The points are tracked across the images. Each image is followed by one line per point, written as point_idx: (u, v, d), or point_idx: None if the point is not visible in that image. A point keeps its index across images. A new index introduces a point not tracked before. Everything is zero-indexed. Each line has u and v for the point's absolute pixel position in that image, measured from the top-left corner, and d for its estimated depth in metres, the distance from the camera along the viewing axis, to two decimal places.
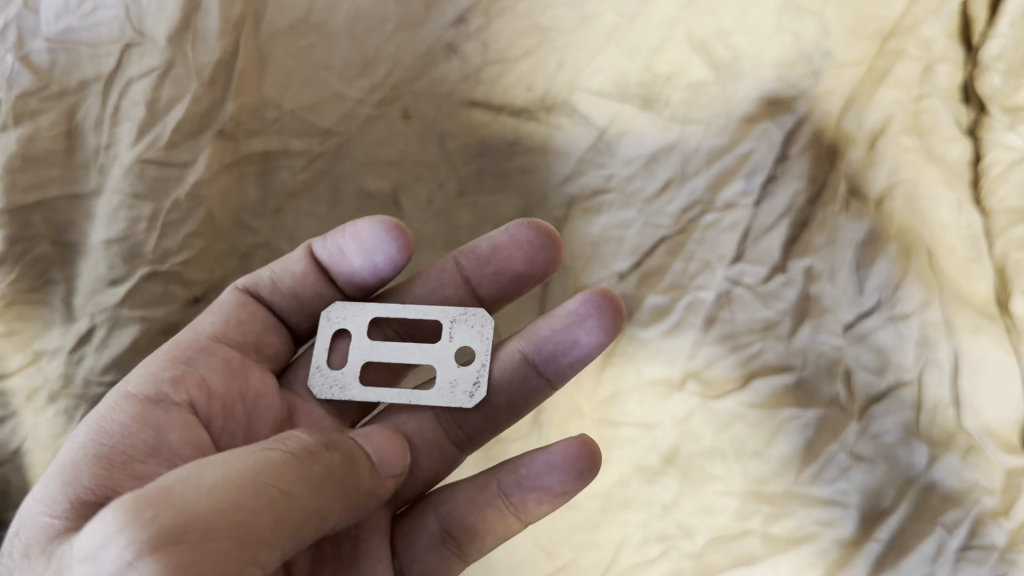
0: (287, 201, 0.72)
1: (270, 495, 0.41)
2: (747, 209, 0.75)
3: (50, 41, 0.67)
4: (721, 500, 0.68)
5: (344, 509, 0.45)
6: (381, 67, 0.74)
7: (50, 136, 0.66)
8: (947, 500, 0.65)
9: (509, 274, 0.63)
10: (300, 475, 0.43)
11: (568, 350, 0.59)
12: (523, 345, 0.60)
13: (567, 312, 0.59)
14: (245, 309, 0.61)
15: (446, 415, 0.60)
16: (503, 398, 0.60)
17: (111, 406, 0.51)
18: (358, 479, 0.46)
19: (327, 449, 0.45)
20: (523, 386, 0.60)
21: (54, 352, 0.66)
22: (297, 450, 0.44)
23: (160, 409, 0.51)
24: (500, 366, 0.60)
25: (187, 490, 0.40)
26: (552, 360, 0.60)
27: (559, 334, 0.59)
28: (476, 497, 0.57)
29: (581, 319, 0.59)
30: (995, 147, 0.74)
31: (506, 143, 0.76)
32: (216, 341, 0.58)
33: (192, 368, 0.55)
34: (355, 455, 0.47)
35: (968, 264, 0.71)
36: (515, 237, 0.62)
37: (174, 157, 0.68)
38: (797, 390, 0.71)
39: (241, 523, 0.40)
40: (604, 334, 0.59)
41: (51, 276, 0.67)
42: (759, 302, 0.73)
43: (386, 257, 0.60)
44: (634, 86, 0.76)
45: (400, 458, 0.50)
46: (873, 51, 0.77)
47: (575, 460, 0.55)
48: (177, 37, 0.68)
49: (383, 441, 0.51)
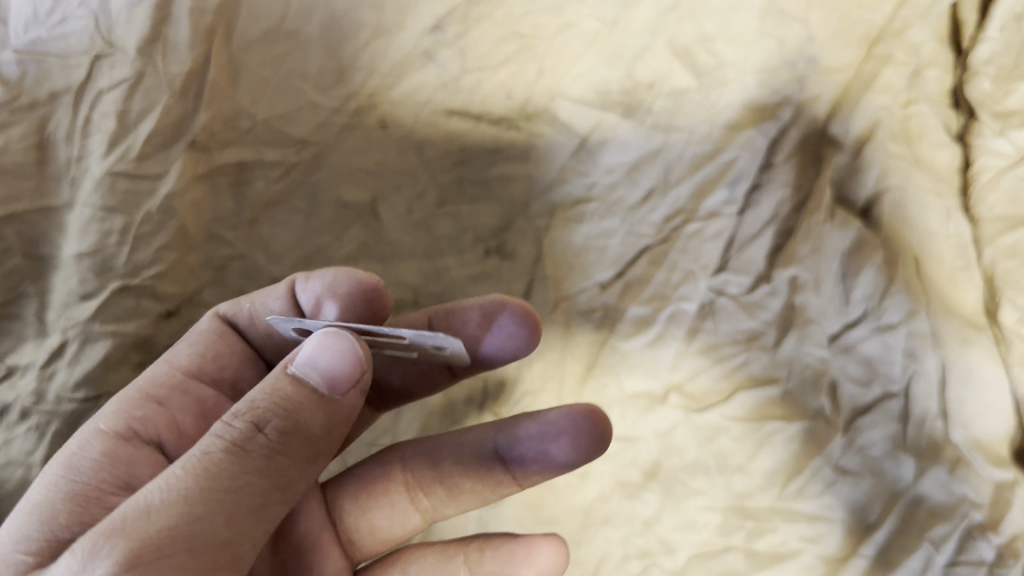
0: (262, 211, 0.71)
1: (216, 496, 0.40)
2: (730, 218, 0.74)
3: (19, 52, 0.66)
4: (704, 515, 0.67)
5: (304, 469, 0.44)
6: (356, 76, 0.72)
7: (20, 149, 0.65)
8: (935, 514, 0.64)
9: (477, 351, 0.62)
10: (242, 465, 0.41)
11: (538, 459, 0.57)
12: (497, 438, 0.59)
13: (547, 422, 0.57)
14: (223, 342, 0.61)
15: (413, 482, 0.61)
16: (467, 481, 0.60)
17: (80, 443, 0.52)
18: (309, 432, 0.43)
19: (263, 425, 0.42)
20: (489, 483, 0.59)
21: (25, 367, 0.66)
22: (233, 439, 0.42)
23: (130, 446, 0.52)
24: (471, 450, 0.60)
25: (137, 517, 0.40)
26: (522, 462, 0.58)
27: (532, 440, 0.57)
28: (440, 566, 0.58)
29: (558, 434, 0.57)
30: (984, 153, 0.72)
31: (486, 151, 0.75)
32: (190, 378, 0.58)
33: (164, 408, 0.56)
34: (299, 407, 0.43)
35: (956, 273, 0.70)
36: (485, 311, 0.61)
37: (146, 169, 0.67)
38: (783, 402, 0.69)
39: (192, 535, 0.40)
40: (576, 456, 0.56)
41: (23, 289, 0.66)
42: (743, 313, 0.71)
43: (363, 314, 0.58)
44: (616, 93, 0.75)
45: (360, 372, 0.44)
46: (860, 56, 0.75)
47: (536, 558, 0.55)
48: (148, 47, 0.67)
49: (329, 359, 0.44)
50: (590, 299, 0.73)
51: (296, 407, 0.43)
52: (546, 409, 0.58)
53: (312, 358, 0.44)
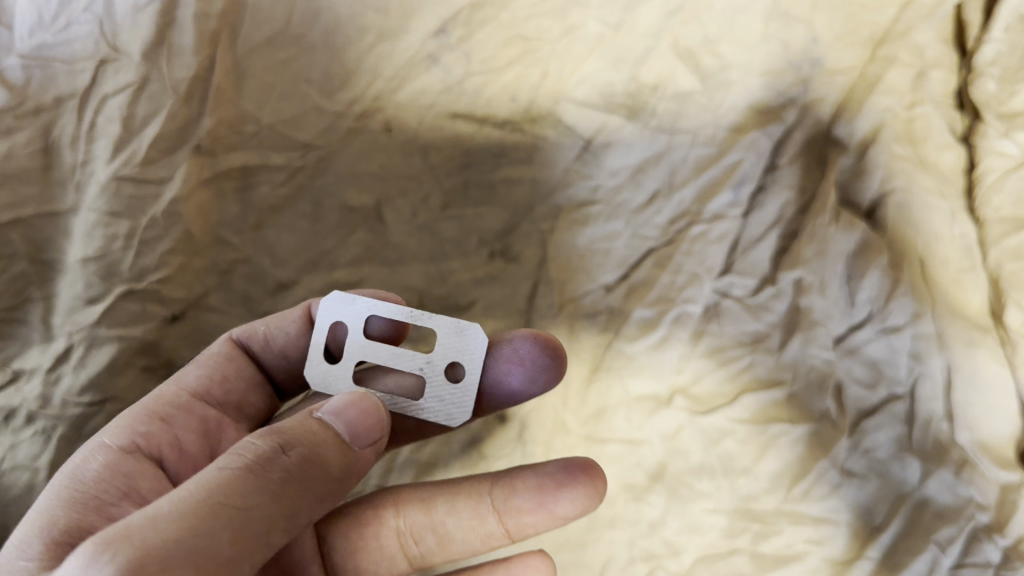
0: (267, 215, 0.72)
1: (226, 513, 0.39)
2: (735, 220, 0.74)
3: (24, 57, 0.65)
4: (710, 518, 0.67)
5: (312, 504, 0.43)
6: (361, 80, 0.72)
7: (25, 154, 0.65)
8: (941, 517, 0.64)
9: (503, 390, 0.57)
10: (256, 487, 0.40)
11: (532, 511, 0.55)
12: (494, 491, 0.56)
13: (547, 473, 0.55)
14: (231, 365, 0.61)
15: (405, 528, 0.58)
16: (459, 533, 0.57)
17: (84, 456, 0.51)
18: (326, 470, 0.43)
19: (287, 449, 0.42)
20: (481, 532, 0.57)
21: (31, 371, 0.66)
22: (253, 460, 0.41)
23: (132, 458, 0.51)
24: (465, 502, 0.57)
25: (146, 524, 0.37)
26: (516, 516, 0.56)
27: (529, 493, 0.55)
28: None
29: (559, 485, 0.55)
30: (989, 155, 0.72)
31: (490, 154, 0.75)
32: (196, 399, 0.58)
33: (167, 426, 0.55)
34: (320, 441, 0.44)
35: (962, 274, 0.69)
36: (517, 350, 0.56)
37: (151, 174, 0.67)
38: (789, 405, 0.69)
39: (196, 549, 0.37)
40: (576, 507, 0.55)
41: (29, 294, 0.66)
42: (748, 315, 0.71)
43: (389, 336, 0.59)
44: (620, 96, 0.75)
45: (378, 430, 0.47)
46: (865, 58, 0.75)
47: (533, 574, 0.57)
48: (152, 52, 0.67)
49: (355, 411, 0.46)
50: (595, 302, 0.73)
51: (321, 442, 0.44)
52: (545, 459, 0.56)
53: (340, 406, 0.46)
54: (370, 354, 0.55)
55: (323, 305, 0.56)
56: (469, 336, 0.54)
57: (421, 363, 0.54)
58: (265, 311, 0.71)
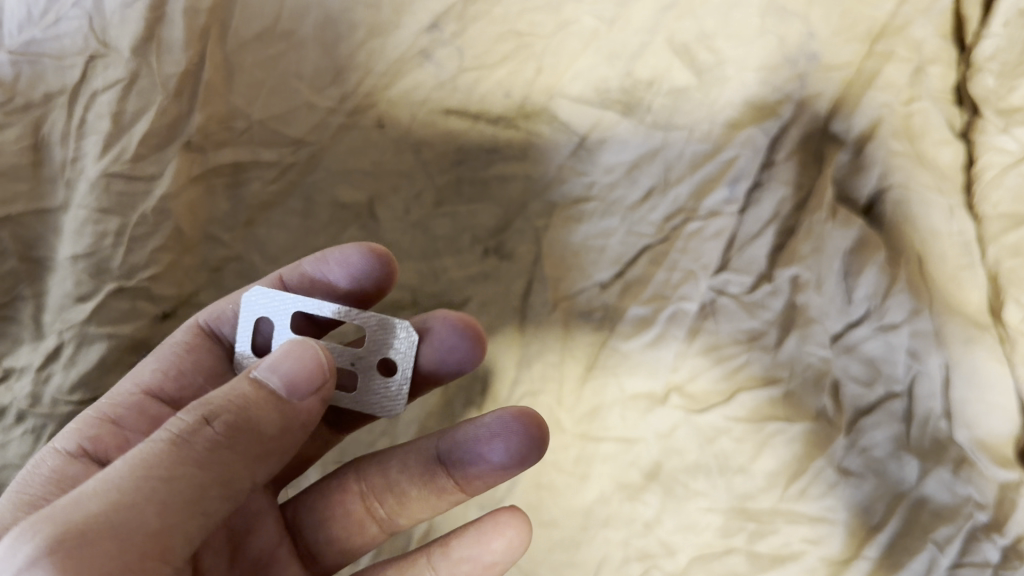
0: (258, 213, 0.71)
1: (148, 485, 0.39)
2: (731, 217, 0.73)
3: (13, 53, 0.65)
4: (705, 517, 0.66)
5: (249, 466, 0.43)
6: (353, 76, 0.72)
7: (15, 150, 0.65)
8: (939, 516, 0.63)
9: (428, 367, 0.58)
10: (181, 457, 0.41)
11: (477, 462, 0.55)
12: (440, 443, 0.56)
13: (483, 425, 0.55)
14: (188, 357, 0.59)
15: (369, 492, 0.58)
16: (415, 489, 0.57)
17: (38, 460, 0.52)
18: (261, 433, 0.43)
19: (212, 419, 0.42)
20: (439, 490, 0.57)
21: (21, 369, 0.65)
22: (178, 430, 0.41)
23: (79, 462, 0.52)
24: (416, 459, 0.57)
25: (70, 503, 0.38)
26: (465, 468, 0.55)
27: (470, 443, 0.55)
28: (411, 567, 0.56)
29: (494, 436, 0.54)
30: (988, 151, 0.71)
31: (483, 151, 0.74)
32: (149, 397, 0.57)
33: (118, 428, 0.55)
34: (251, 402, 0.43)
35: (960, 271, 0.69)
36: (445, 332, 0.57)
37: (140, 170, 0.67)
38: (785, 403, 0.68)
39: (119, 523, 0.38)
40: (516, 455, 0.54)
41: (19, 292, 0.66)
42: (744, 313, 0.71)
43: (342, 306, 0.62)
44: (615, 91, 0.74)
45: (320, 379, 0.45)
46: (862, 53, 0.74)
47: (505, 529, 0.54)
48: (142, 48, 0.66)
49: (291, 362, 0.44)
50: (590, 299, 0.72)
51: (252, 404, 0.43)
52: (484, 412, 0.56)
53: (275, 360, 0.44)
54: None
55: (246, 300, 0.55)
56: (397, 333, 0.54)
57: (353, 358, 0.54)
58: None
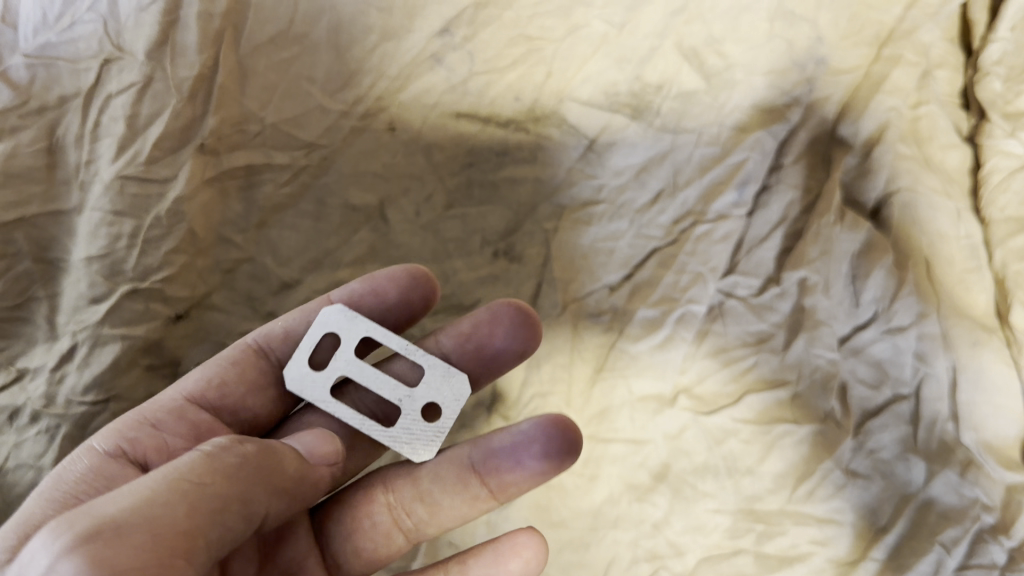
0: (271, 215, 0.72)
1: (180, 488, 0.41)
2: (740, 220, 0.73)
3: (29, 57, 0.66)
4: (713, 518, 0.67)
5: (270, 495, 0.44)
6: (365, 79, 0.73)
7: (30, 152, 0.65)
8: (945, 517, 0.64)
9: (490, 349, 0.62)
10: (211, 468, 0.42)
11: (509, 470, 0.57)
12: (472, 451, 0.58)
13: (519, 431, 0.57)
14: (233, 369, 0.59)
15: (396, 503, 0.58)
16: (448, 501, 0.58)
17: (72, 458, 0.53)
18: (283, 467, 0.46)
19: (242, 442, 0.45)
20: (468, 497, 0.58)
21: (35, 370, 0.66)
22: (212, 448, 0.44)
23: (116, 463, 0.52)
24: (448, 471, 0.58)
25: (105, 501, 0.40)
26: (497, 475, 0.57)
27: (507, 451, 0.56)
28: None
29: (528, 442, 0.56)
30: (995, 155, 0.71)
31: (493, 153, 0.75)
32: (191, 403, 0.57)
33: (158, 431, 0.55)
34: (276, 444, 0.46)
35: (967, 275, 0.69)
36: (495, 312, 0.62)
37: (154, 173, 0.67)
38: (792, 405, 0.69)
39: (152, 518, 0.39)
40: (549, 461, 0.56)
41: (34, 292, 0.66)
42: (753, 315, 0.71)
43: (407, 316, 0.64)
44: (624, 95, 0.75)
45: (335, 453, 0.51)
46: (869, 57, 0.75)
47: (523, 550, 0.55)
48: (156, 51, 0.67)
49: (314, 437, 0.51)
50: (599, 301, 0.73)
51: (276, 445, 0.46)
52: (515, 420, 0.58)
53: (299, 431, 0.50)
54: (356, 370, 0.59)
55: (324, 315, 0.59)
56: (455, 383, 0.59)
57: (401, 394, 0.59)
58: (268, 311, 0.71)
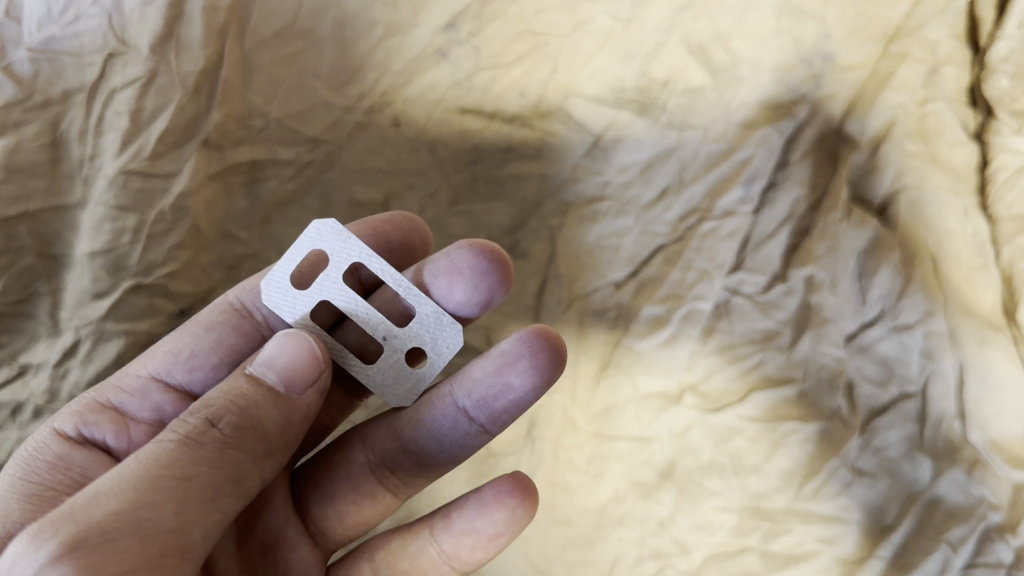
0: (275, 211, 0.72)
1: (164, 485, 0.40)
2: (746, 217, 0.73)
3: (33, 50, 0.65)
4: (719, 517, 0.66)
5: (258, 463, 0.45)
6: (369, 74, 0.72)
7: (34, 147, 0.65)
8: (953, 516, 0.64)
9: (450, 303, 0.57)
10: (195, 456, 0.42)
11: (499, 396, 0.55)
12: (454, 389, 0.56)
13: (500, 352, 0.54)
14: (197, 341, 0.59)
15: (378, 459, 0.59)
16: (436, 445, 0.57)
17: (38, 443, 0.53)
18: (264, 429, 0.44)
19: (216, 420, 0.43)
20: (457, 435, 0.57)
21: (38, 365, 0.65)
22: (186, 433, 0.42)
23: (82, 450, 0.53)
24: (432, 413, 0.57)
25: (84, 503, 0.38)
26: (485, 404, 0.56)
27: (491, 378, 0.55)
28: (412, 541, 0.56)
29: (512, 361, 0.54)
30: (1002, 152, 0.71)
31: (499, 150, 0.75)
32: (156, 381, 0.58)
33: (122, 413, 0.56)
34: (253, 402, 0.44)
35: (975, 272, 0.69)
36: (455, 262, 0.56)
37: (158, 168, 0.67)
38: (799, 403, 0.68)
39: (140, 520, 0.38)
40: (536, 377, 0.53)
41: (36, 288, 0.66)
42: (758, 312, 0.71)
43: (405, 262, 0.64)
44: (630, 91, 0.75)
45: (316, 371, 0.47)
46: (877, 54, 0.75)
47: (507, 501, 0.53)
48: (161, 45, 0.66)
49: (291, 354, 0.46)
50: (605, 299, 0.72)
51: (252, 405, 0.44)
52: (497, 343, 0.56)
53: (271, 356, 0.46)
54: (340, 297, 0.53)
55: (312, 229, 0.52)
56: (444, 332, 0.53)
57: (386, 333, 0.53)
58: None
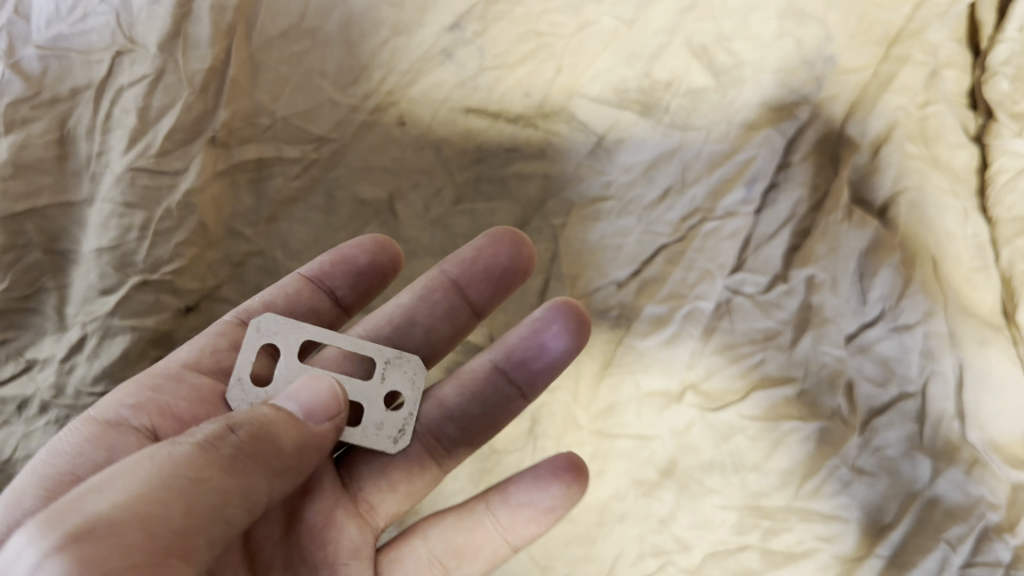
0: (280, 208, 0.72)
1: (174, 482, 0.40)
2: (746, 218, 0.73)
3: (41, 48, 0.66)
4: (720, 514, 0.67)
5: (269, 479, 0.44)
6: (376, 73, 0.73)
7: (42, 144, 0.66)
8: (952, 514, 0.64)
9: (495, 272, 0.64)
10: (208, 459, 0.42)
11: (536, 356, 0.60)
12: (493, 355, 0.61)
13: (533, 320, 0.61)
14: (225, 338, 0.61)
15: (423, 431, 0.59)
16: (480, 409, 0.60)
17: (71, 428, 0.53)
18: (279, 445, 0.45)
19: (235, 428, 0.44)
20: (497, 397, 0.61)
21: (45, 361, 0.66)
22: (203, 438, 0.43)
23: (116, 431, 0.52)
24: (470, 381, 0.61)
25: (93, 496, 0.39)
26: (522, 362, 0.60)
27: (528, 340, 0.60)
28: (468, 516, 0.56)
29: (546, 325, 0.60)
30: (1003, 154, 0.71)
31: (503, 150, 0.75)
32: (189, 368, 0.58)
33: (157, 394, 0.55)
34: (273, 421, 0.46)
35: (974, 274, 0.70)
36: (486, 241, 0.64)
37: (166, 165, 0.68)
38: (799, 402, 0.69)
39: (149, 516, 0.39)
40: (569, 337, 0.60)
41: (43, 284, 0.67)
42: (759, 312, 0.71)
43: (376, 281, 0.66)
44: (633, 92, 0.75)
45: (336, 407, 0.49)
46: (879, 56, 0.76)
47: (551, 486, 0.54)
48: (168, 43, 0.67)
49: (312, 391, 0.49)
50: (607, 298, 0.73)
51: (272, 424, 0.45)
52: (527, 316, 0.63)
53: (295, 390, 0.49)
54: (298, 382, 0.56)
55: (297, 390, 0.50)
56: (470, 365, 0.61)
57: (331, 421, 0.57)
58: None
